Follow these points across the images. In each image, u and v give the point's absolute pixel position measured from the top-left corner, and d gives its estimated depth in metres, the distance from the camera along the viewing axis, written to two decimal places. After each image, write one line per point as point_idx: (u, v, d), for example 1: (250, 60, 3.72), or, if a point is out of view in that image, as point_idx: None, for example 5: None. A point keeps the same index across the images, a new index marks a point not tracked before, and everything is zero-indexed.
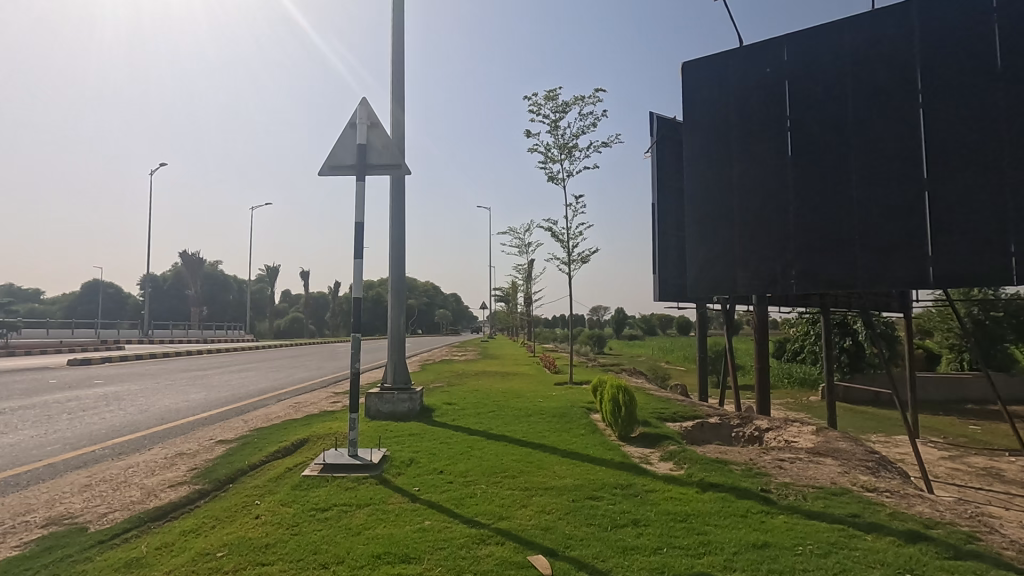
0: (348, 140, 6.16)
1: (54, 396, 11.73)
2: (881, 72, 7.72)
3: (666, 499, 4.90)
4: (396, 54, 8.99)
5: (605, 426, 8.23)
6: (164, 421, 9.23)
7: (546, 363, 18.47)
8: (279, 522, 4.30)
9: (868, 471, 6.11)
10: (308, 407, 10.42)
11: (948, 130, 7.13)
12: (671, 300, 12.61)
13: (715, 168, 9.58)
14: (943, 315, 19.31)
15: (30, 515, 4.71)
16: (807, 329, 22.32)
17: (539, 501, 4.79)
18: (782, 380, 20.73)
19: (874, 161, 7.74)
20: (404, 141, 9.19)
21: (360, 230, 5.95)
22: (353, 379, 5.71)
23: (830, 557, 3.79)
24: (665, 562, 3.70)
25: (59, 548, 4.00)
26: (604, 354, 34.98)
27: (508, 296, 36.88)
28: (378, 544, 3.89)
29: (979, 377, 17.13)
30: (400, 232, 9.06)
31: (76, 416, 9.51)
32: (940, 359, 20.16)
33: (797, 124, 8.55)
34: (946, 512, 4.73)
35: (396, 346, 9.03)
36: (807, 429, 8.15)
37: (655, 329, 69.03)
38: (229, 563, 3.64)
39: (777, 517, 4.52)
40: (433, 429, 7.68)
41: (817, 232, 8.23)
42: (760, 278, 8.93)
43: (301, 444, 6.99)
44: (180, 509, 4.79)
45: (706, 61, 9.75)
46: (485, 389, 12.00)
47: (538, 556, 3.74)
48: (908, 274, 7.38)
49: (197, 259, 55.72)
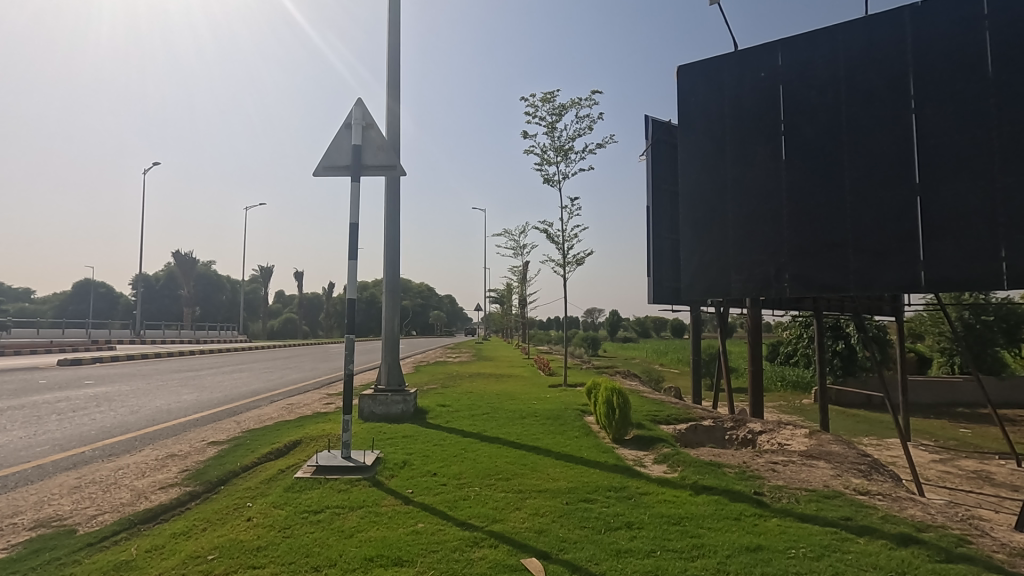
0: (343, 140, 6.14)
1: (44, 396, 11.65)
2: (873, 77, 7.77)
3: (660, 502, 4.91)
4: (392, 50, 8.97)
5: (599, 428, 8.25)
6: (155, 422, 9.20)
7: (540, 365, 18.78)
8: (271, 525, 4.27)
9: (860, 474, 6.15)
10: (301, 408, 10.43)
11: (942, 134, 7.14)
12: (666, 302, 12.69)
13: (709, 170, 9.65)
14: (935, 319, 19.59)
15: (18, 517, 4.66)
16: (800, 332, 22.66)
17: (533, 503, 4.79)
18: (775, 382, 20.94)
19: (868, 166, 7.77)
20: (397, 136, 9.15)
21: (354, 229, 5.93)
22: (346, 381, 5.58)
23: (822, 560, 3.81)
24: (659, 565, 3.69)
25: (47, 551, 3.94)
26: (596, 357, 35.50)
27: (503, 298, 37.02)
28: (370, 547, 3.87)
29: (970, 381, 17.37)
30: (395, 235, 9.04)
31: (67, 417, 9.46)
32: (931, 363, 20.53)
33: (791, 127, 8.60)
34: (938, 516, 4.75)
35: (390, 346, 9.01)
36: (800, 432, 8.23)
37: (650, 330, 69.32)
38: (219, 567, 3.59)
39: (769, 520, 4.53)
40: (427, 431, 7.68)
41: (812, 235, 8.30)
42: (754, 280, 9.00)
43: (293, 445, 6.98)
44: (170, 511, 4.76)
45: (701, 64, 9.79)
46: (479, 390, 12.09)
47: (531, 560, 3.72)
48: (900, 279, 7.42)
49: (191, 260, 55.79)
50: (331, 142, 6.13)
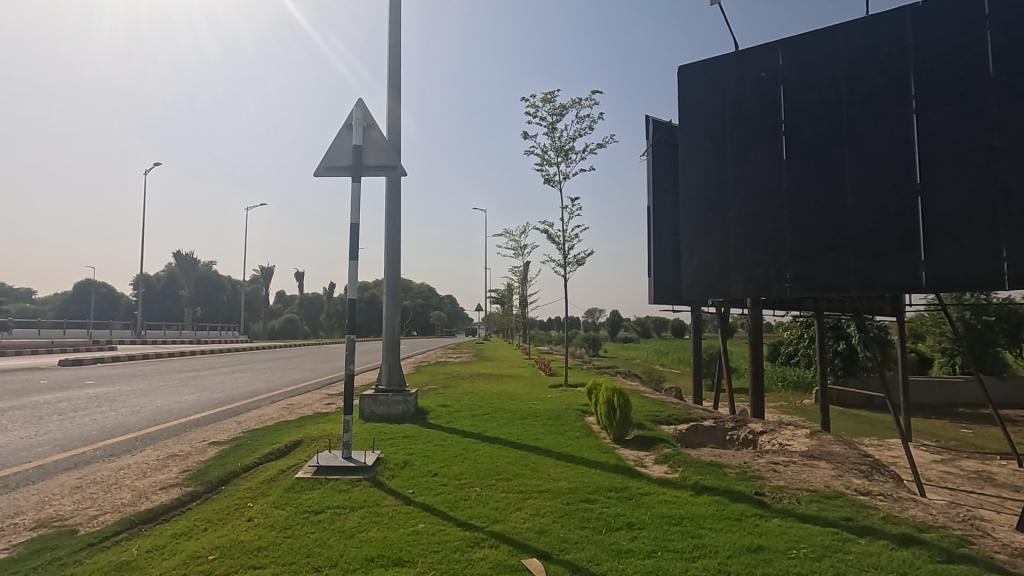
0: (344, 141, 6.15)
1: (45, 396, 11.66)
2: (874, 77, 7.77)
3: (661, 502, 4.90)
4: (392, 51, 8.98)
5: (600, 428, 8.23)
6: (156, 422, 9.21)
7: (541, 366, 18.80)
8: (272, 525, 4.27)
9: (862, 474, 6.13)
10: (302, 408, 10.44)
11: (943, 134, 7.14)
12: (666, 303, 12.68)
13: (709, 170, 9.65)
14: (936, 320, 19.56)
15: (19, 517, 4.67)
16: (801, 332, 22.64)
17: (533, 503, 4.78)
18: (776, 382, 20.92)
19: (868, 165, 7.77)
20: (397, 137, 9.16)
21: (355, 229, 5.93)
22: (347, 381, 5.58)
23: (824, 560, 3.80)
24: (659, 565, 3.69)
25: (48, 551, 3.94)
26: (596, 357, 35.48)
27: (504, 298, 37.00)
28: (371, 547, 3.87)
29: (971, 381, 17.34)
30: (396, 235, 9.05)
31: (68, 417, 9.48)
32: (932, 363, 20.51)
33: (792, 128, 8.60)
34: (939, 516, 4.74)
35: (391, 346, 9.00)
36: (801, 432, 8.22)
37: (650, 330, 69.31)
38: (220, 567, 3.60)
39: (771, 520, 4.53)
40: (428, 431, 7.67)
41: (813, 235, 8.29)
42: (755, 281, 9.00)
43: (294, 445, 6.98)
44: (172, 511, 4.76)
45: (701, 64, 9.79)
46: (480, 391, 12.09)
47: (532, 560, 3.72)
48: (901, 279, 7.41)
49: (192, 260, 55.91)
50: (332, 142, 6.13)
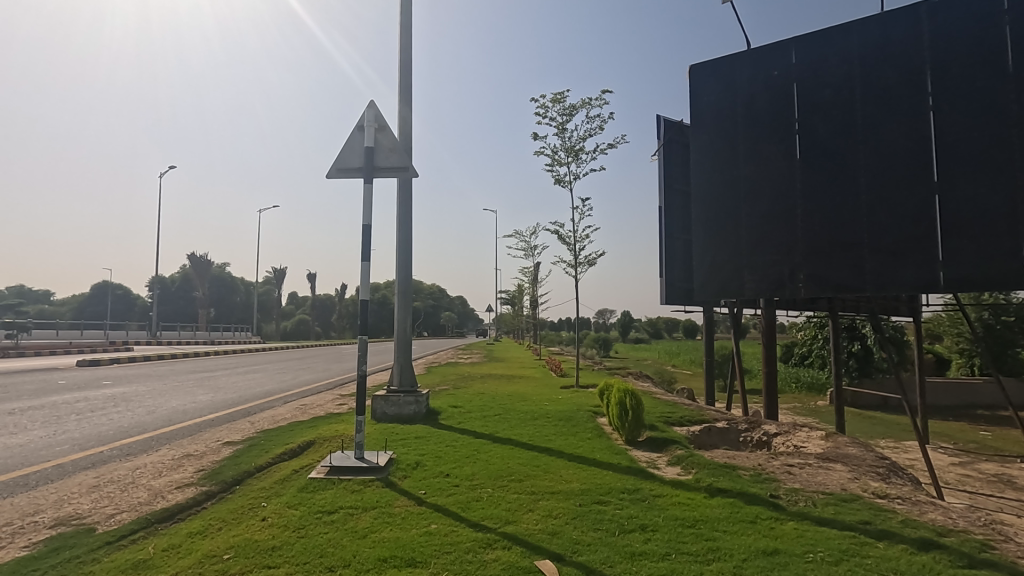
0: (356, 142, 6.18)
1: (63, 396, 11.86)
2: (890, 75, 7.66)
3: (674, 504, 4.87)
4: (403, 53, 9.01)
5: (612, 430, 8.18)
6: (171, 422, 9.33)
7: (551, 366, 18.79)
8: (285, 525, 4.30)
9: (878, 477, 6.05)
10: (315, 408, 10.52)
11: (960, 132, 7.04)
12: (678, 303, 12.58)
13: (721, 170, 9.58)
14: (953, 320, 19.28)
15: (39, 515, 4.74)
16: (815, 333, 22.43)
17: (545, 505, 4.77)
18: (789, 383, 20.75)
19: (884, 164, 7.66)
20: (408, 139, 9.18)
21: (368, 230, 5.95)
22: (359, 382, 5.59)
23: (841, 565, 3.75)
24: (673, 567, 3.67)
25: (66, 549, 3.99)
26: (607, 357, 35.44)
27: (514, 299, 37.03)
28: (384, 547, 3.88)
29: (990, 382, 17.07)
30: (407, 236, 9.08)
31: (85, 417, 9.63)
32: (951, 364, 20.20)
33: (805, 127, 8.51)
34: (959, 520, 4.66)
35: (403, 347, 9.04)
36: (817, 435, 8.12)
37: (662, 331, 68.99)
38: (235, 566, 3.62)
39: (786, 523, 4.48)
40: (439, 431, 7.68)
41: (827, 234, 8.20)
42: (768, 281, 8.91)
43: (307, 445, 7.02)
44: (187, 510, 4.80)
45: (713, 63, 9.72)
46: (491, 392, 12.09)
47: (545, 561, 3.72)
48: (918, 278, 7.30)
49: (206, 262, 56.74)
50: (344, 144, 6.16)
